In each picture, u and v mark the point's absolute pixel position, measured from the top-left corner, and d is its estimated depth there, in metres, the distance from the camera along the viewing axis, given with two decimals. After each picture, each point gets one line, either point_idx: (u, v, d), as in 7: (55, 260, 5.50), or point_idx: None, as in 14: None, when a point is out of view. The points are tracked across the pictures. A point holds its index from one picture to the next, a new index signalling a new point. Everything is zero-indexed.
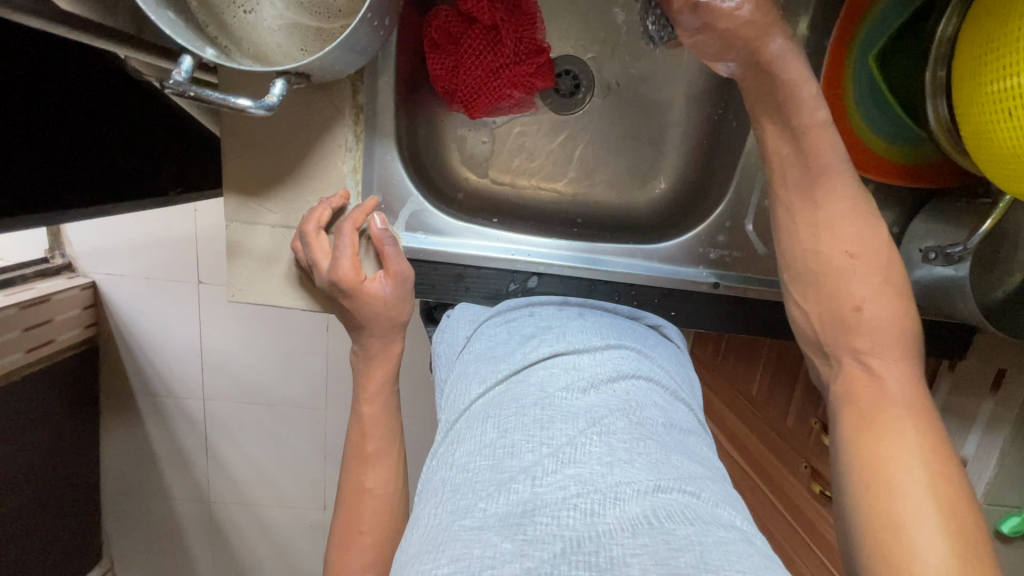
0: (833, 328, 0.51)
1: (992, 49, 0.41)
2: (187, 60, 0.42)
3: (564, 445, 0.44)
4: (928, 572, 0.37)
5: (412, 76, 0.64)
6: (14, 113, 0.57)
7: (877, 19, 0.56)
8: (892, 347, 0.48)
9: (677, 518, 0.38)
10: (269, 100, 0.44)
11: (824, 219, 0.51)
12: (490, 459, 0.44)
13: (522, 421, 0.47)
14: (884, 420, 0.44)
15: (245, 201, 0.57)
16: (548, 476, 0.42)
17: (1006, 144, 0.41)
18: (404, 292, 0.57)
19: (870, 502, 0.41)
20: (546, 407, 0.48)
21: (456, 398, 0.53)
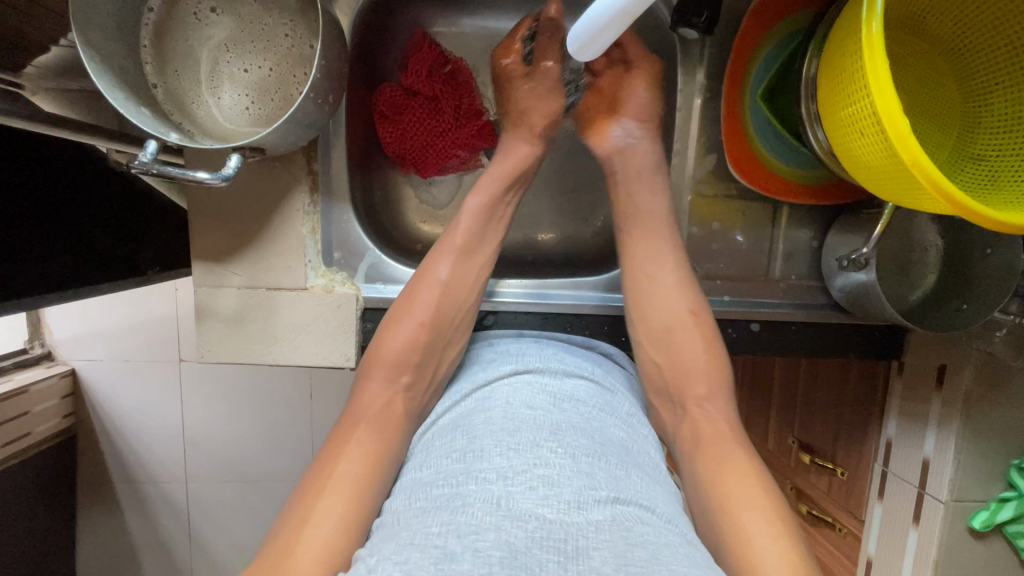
0: (675, 376, 0.60)
1: (842, 83, 0.47)
2: (151, 144, 0.48)
3: (531, 451, 0.47)
4: (767, 560, 0.45)
5: (364, 144, 0.71)
6: (6, 221, 0.68)
7: (768, 53, 0.62)
8: (718, 396, 0.59)
9: (634, 528, 0.41)
10: (226, 172, 0.49)
11: (664, 279, 0.63)
12: (460, 461, 0.47)
13: (491, 430, 0.50)
14: (722, 448, 0.54)
15: (212, 266, 0.62)
16: (518, 478, 0.44)
17: (867, 157, 0.47)
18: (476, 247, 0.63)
19: (727, 517, 0.48)
20: (514, 419, 0.51)
21: (425, 416, 0.58)
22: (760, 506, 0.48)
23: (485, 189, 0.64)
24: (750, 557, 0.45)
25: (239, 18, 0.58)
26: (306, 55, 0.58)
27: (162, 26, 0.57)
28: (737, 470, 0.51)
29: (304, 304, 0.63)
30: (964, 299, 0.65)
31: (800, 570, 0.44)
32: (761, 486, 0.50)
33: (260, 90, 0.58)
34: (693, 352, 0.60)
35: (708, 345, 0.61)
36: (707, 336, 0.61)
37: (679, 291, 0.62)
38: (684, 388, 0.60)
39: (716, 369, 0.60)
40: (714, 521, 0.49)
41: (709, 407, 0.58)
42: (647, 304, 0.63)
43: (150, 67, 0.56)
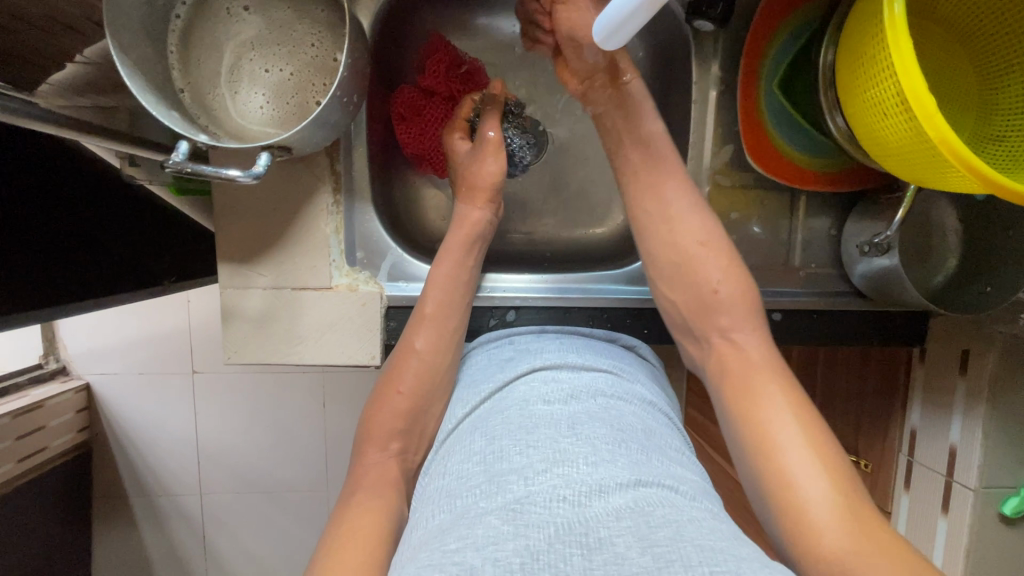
0: (697, 309, 0.60)
1: (867, 65, 0.48)
2: (183, 145, 0.49)
3: (550, 447, 0.47)
4: (809, 496, 0.45)
5: (382, 146, 0.71)
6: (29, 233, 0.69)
7: (781, 46, 0.63)
8: (745, 322, 0.58)
9: (657, 508, 0.40)
10: (256, 170, 0.50)
11: (677, 214, 0.61)
12: (480, 464, 0.47)
13: (509, 430, 0.50)
14: (754, 384, 0.53)
15: (237, 268, 0.63)
16: (539, 476, 0.44)
17: (891, 135, 0.47)
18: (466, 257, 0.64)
19: (763, 458, 0.49)
20: (531, 415, 0.51)
21: (445, 420, 0.58)
22: (799, 440, 0.48)
23: (451, 255, 0.63)
24: (791, 496, 0.46)
25: (268, 27, 0.59)
26: (331, 66, 0.59)
27: (190, 31, 0.58)
28: (772, 406, 0.51)
29: (328, 304, 0.64)
30: (987, 282, 0.65)
31: (845, 501, 0.45)
32: (799, 417, 0.50)
33: (282, 97, 0.59)
34: (712, 282, 0.60)
35: (728, 272, 0.60)
36: (728, 261, 0.60)
37: (694, 223, 0.61)
38: (711, 319, 0.60)
39: (738, 295, 0.59)
40: (752, 463, 0.50)
41: (737, 337, 0.57)
42: (666, 246, 0.62)
43: (177, 70, 0.57)
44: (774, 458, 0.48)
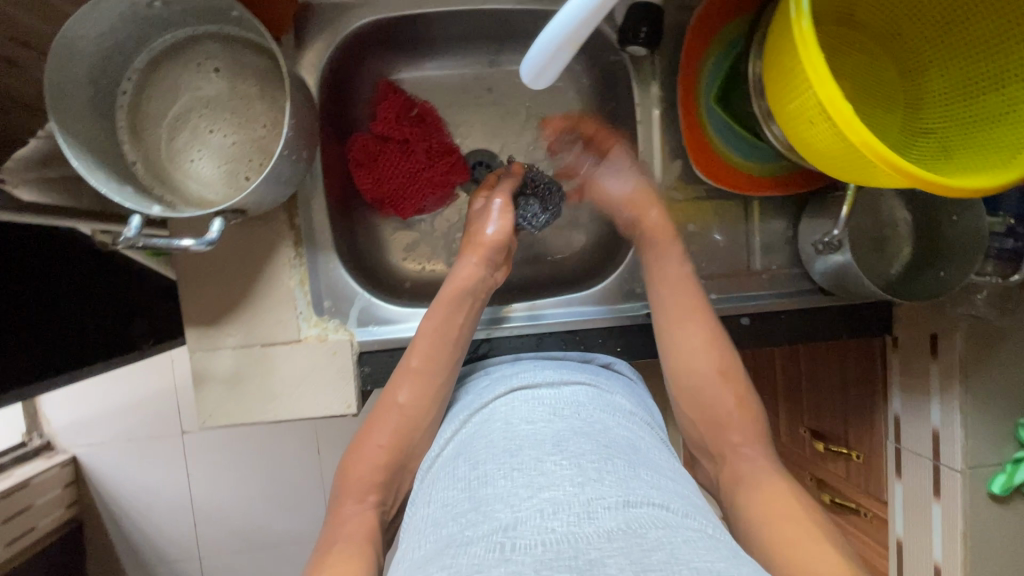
0: (711, 429, 0.61)
1: (789, 74, 0.49)
2: (136, 218, 0.49)
3: (535, 469, 0.46)
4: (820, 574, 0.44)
5: (341, 194, 0.72)
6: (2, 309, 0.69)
7: (715, 61, 0.65)
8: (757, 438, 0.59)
9: (648, 530, 0.40)
10: (209, 236, 0.51)
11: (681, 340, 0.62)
12: (465, 490, 0.47)
13: (493, 454, 0.49)
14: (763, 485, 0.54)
15: (204, 330, 0.63)
16: (525, 501, 0.43)
17: (818, 138, 0.49)
18: (456, 316, 0.62)
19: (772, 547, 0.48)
20: (515, 436, 0.51)
21: (430, 446, 0.58)
22: (806, 528, 0.49)
23: (440, 313, 0.62)
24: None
25: (220, 93, 0.60)
26: (270, 148, 0.59)
27: (142, 89, 0.59)
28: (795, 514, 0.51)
29: (301, 356, 0.64)
30: (941, 267, 0.66)
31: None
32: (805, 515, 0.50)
33: (222, 164, 0.60)
34: (719, 393, 0.61)
35: (739, 400, 0.61)
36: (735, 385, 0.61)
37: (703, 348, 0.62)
38: (722, 437, 0.60)
39: (742, 414, 0.60)
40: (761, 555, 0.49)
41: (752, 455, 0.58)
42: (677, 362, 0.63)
43: (124, 128, 0.58)
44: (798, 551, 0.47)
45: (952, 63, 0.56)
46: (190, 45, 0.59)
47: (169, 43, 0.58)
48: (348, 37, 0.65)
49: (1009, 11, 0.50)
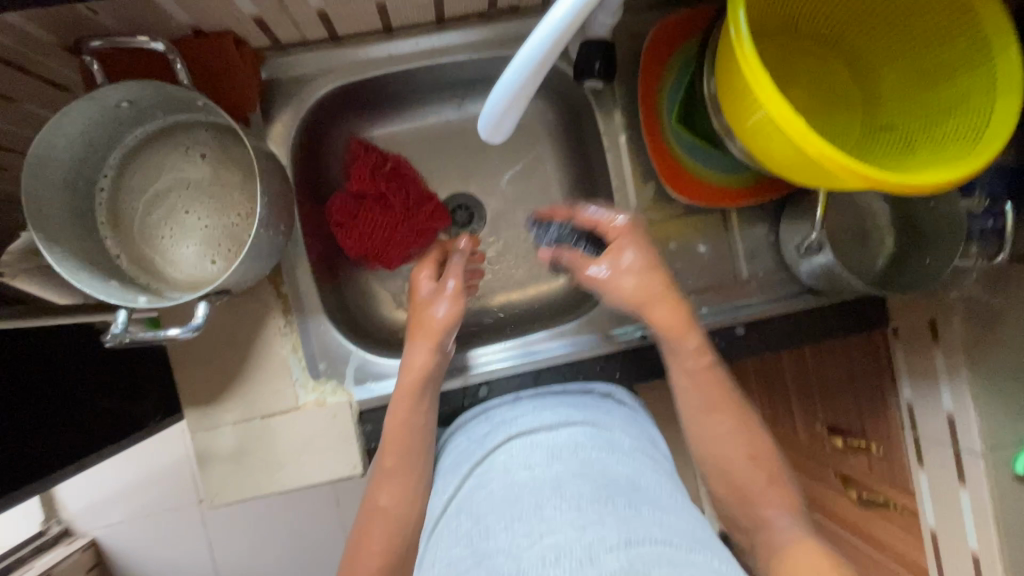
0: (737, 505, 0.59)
1: (739, 91, 0.50)
2: (122, 314, 0.50)
3: (535, 516, 0.46)
4: None
5: (326, 255, 0.73)
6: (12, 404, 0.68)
7: (673, 84, 0.67)
8: (786, 504, 0.57)
9: (651, 565, 0.40)
10: (195, 322, 0.51)
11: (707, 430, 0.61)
12: (468, 547, 0.46)
13: (494, 505, 0.49)
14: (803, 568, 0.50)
15: (203, 409, 0.63)
16: (526, 550, 0.43)
17: (780, 147, 0.49)
18: (425, 402, 0.62)
19: None
20: (515, 484, 0.51)
21: (434, 503, 0.58)
22: None
23: (405, 403, 0.61)
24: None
25: (195, 180, 0.61)
26: (241, 238, 0.60)
27: (119, 184, 0.60)
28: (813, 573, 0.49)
29: (302, 423, 0.64)
30: (928, 254, 0.66)
31: None
32: None
33: (200, 250, 0.61)
34: (735, 456, 0.59)
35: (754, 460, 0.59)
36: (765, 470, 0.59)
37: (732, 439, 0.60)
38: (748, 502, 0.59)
39: (763, 474, 0.59)
40: None
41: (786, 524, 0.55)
42: (702, 446, 0.61)
43: (104, 224, 0.59)
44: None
45: (907, 68, 0.57)
46: (163, 138, 0.60)
47: (140, 137, 0.60)
48: (316, 106, 0.67)
49: (951, 14, 0.51)
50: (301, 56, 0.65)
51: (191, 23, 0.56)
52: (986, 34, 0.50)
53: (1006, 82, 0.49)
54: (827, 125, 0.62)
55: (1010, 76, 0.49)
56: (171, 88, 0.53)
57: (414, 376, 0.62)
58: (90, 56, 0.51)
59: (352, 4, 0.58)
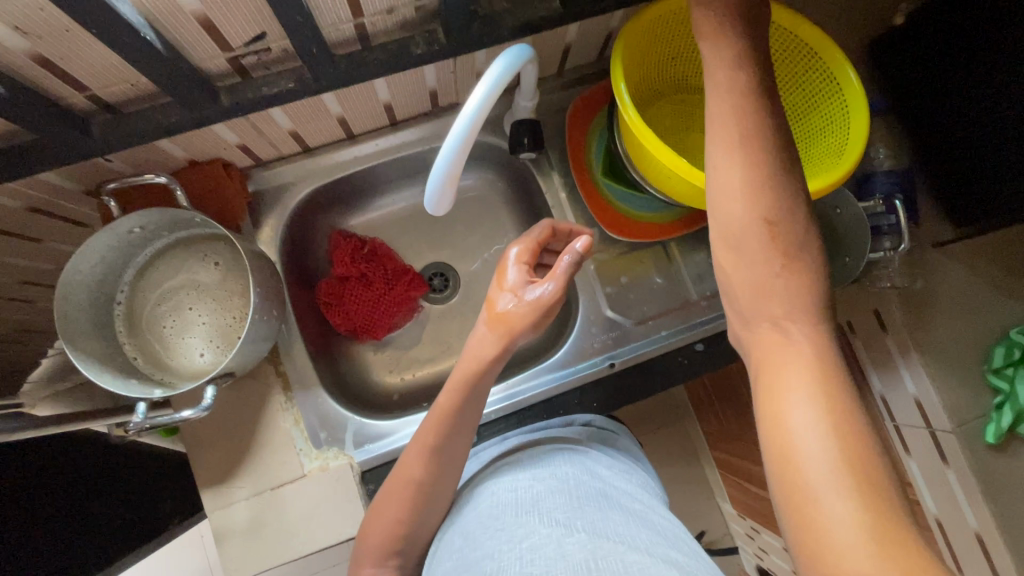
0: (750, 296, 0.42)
1: (637, 147, 0.62)
2: (141, 405, 0.58)
3: (515, 525, 0.51)
4: (841, 547, 0.33)
5: (319, 335, 0.81)
6: None
7: (595, 145, 0.78)
8: (805, 307, 0.41)
9: (613, 557, 0.44)
10: (205, 403, 0.59)
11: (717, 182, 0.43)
12: (458, 558, 0.51)
13: (480, 521, 0.55)
14: (787, 373, 0.39)
15: (218, 489, 0.69)
16: (506, 552, 0.47)
17: (679, 184, 0.59)
18: (467, 398, 0.60)
19: (788, 487, 0.37)
20: (499, 501, 0.56)
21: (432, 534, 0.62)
22: (839, 452, 0.36)
23: (450, 386, 0.62)
24: (808, 499, 0.35)
25: (198, 284, 0.71)
26: (238, 330, 0.69)
27: (134, 295, 0.69)
28: (802, 380, 0.39)
29: (309, 489, 0.69)
30: (846, 253, 0.72)
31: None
32: (843, 426, 0.36)
33: (207, 343, 0.69)
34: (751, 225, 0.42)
35: (788, 257, 0.41)
36: (782, 250, 0.41)
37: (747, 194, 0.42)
38: (757, 309, 0.42)
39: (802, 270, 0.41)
40: (774, 486, 0.38)
41: (795, 330, 0.40)
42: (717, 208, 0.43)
43: (122, 331, 0.68)
44: (791, 449, 0.37)
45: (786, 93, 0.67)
46: (170, 252, 0.71)
47: (150, 256, 0.70)
48: (296, 207, 0.78)
49: (800, 52, 0.63)
50: (279, 169, 0.76)
51: (188, 158, 0.68)
52: (828, 64, 0.61)
53: (855, 107, 0.59)
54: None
55: (857, 104, 0.59)
56: (173, 211, 0.64)
57: (475, 364, 0.61)
58: (107, 196, 0.62)
59: (317, 123, 0.70)
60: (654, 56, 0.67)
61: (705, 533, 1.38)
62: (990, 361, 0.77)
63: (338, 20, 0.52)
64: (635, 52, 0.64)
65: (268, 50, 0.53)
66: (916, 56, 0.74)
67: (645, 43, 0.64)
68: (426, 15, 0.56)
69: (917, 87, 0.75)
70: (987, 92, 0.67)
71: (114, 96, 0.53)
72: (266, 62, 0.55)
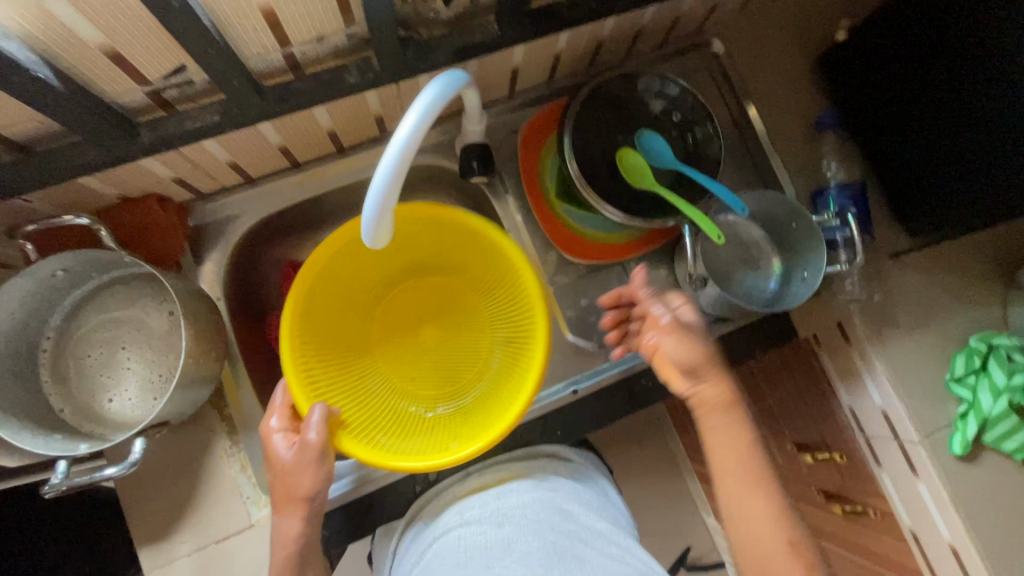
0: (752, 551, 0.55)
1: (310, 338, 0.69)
2: (61, 463, 0.54)
3: None
4: None
5: (270, 371, 0.78)
6: None
7: (552, 175, 0.75)
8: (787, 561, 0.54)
9: None
10: (132, 458, 0.55)
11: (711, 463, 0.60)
12: None
13: (446, 571, 0.52)
14: None
15: (158, 545, 0.64)
16: None
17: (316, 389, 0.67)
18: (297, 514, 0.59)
19: None
20: (466, 547, 0.54)
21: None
22: None
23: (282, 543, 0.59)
24: None
25: (134, 328, 0.67)
26: (173, 375, 0.65)
27: (62, 342, 0.65)
28: None
29: (257, 539, 0.65)
30: (804, 269, 0.73)
31: None
32: None
33: (144, 389, 0.65)
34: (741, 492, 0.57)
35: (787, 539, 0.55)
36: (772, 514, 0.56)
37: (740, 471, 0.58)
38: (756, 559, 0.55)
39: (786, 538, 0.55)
40: None
41: None
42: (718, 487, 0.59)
43: (48, 381, 0.64)
44: None
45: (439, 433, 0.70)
46: (101, 294, 0.67)
47: (80, 299, 0.66)
48: (240, 242, 0.75)
49: (484, 411, 0.70)
50: (220, 201, 0.73)
51: (119, 194, 0.65)
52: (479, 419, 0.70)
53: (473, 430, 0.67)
54: (449, 357, 0.79)
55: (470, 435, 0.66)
56: (100, 252, 0.60)
57: (291, 544, 0.60)
58: (25, 239, 0.58)
59: (258, 154, 0.68)
60: (353, 278, 0.74)
61: (690, 550, 1.35)
62: (951, 370, 0.77)
63: (264, 51, 0.50)
64: (328, 289, 0.72)
65: (190, 83, 0.51)
66: (867, 52, 0.74)
67: (338, 283, 0.73)
68: (358, 42, 0.54)
69: (859, 90, 0.77)
70: (924, 90, 0.68)
71: (21, 135, 0.50)
72: (189, 95, 0.52)
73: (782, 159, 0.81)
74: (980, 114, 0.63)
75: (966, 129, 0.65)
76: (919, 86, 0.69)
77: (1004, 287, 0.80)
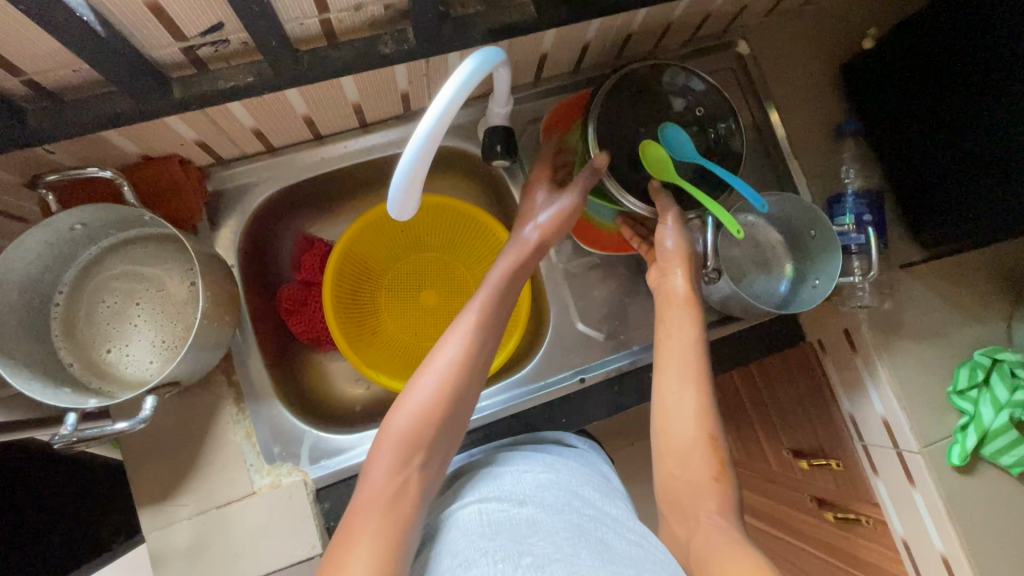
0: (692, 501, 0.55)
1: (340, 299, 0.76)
2: (72, 415, 0.54)
3: (517, 548, 0.48)
4: None
5: (279, 342, 0.78)
6: None
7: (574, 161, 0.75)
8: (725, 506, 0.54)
9: None
10: (143, 414, 0.55)
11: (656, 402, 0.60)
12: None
13: (471, 542, 0.50)
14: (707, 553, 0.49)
15: (158, 507, 0.64)
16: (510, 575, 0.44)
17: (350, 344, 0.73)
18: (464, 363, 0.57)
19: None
20: (488, 521, 0.53)
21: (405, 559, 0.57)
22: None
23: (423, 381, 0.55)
24: None
25: (146, 288, 0.67)
26: (183, 338, 0.65)
27: (74, 298, 0.65)
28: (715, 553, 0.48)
29: (257, 508, 0.65)
30: (815, 276, 0.74)
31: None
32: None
33: (153, 351, 0.65)
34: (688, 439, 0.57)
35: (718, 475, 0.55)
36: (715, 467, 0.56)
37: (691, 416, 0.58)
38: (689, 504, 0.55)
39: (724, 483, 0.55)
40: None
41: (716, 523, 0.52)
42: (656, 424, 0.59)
43: (58, 335, 0.63)
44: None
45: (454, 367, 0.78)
46: (115, 253, 0.66)
47: (94, 256, 0.65)
48: (257, 210, 0.74)
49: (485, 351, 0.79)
50: (241, 168, 0.73)
51: (141, 153, 0.64)
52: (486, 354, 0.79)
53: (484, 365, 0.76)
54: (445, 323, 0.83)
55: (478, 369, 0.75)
56: (119, 208, 0.60)
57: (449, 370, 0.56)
58: (46, 190, 0.58)
59: (283, 122, 0.67)
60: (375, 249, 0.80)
61: None
62: (954, 383, 0.77)
63: (302, 15, 0.50)
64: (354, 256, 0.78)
65: (226, 42, 0.50)
66: (899, 61, 0.73)
67: (355, 263, 0.78)
68: (395, 14, 0.54)
69: (884, 99, 0.77)
70: (949, 99, 0.68)
71: (53, 82, 0.49)
72: (223, 54, 0.52)
73: (800, 164, 0.82)
74: (1005, 130, 0.63)
75: (986, 139, 0.65)
76: (945, 98, 0.69)
77: (1010, 305, 0.80)
